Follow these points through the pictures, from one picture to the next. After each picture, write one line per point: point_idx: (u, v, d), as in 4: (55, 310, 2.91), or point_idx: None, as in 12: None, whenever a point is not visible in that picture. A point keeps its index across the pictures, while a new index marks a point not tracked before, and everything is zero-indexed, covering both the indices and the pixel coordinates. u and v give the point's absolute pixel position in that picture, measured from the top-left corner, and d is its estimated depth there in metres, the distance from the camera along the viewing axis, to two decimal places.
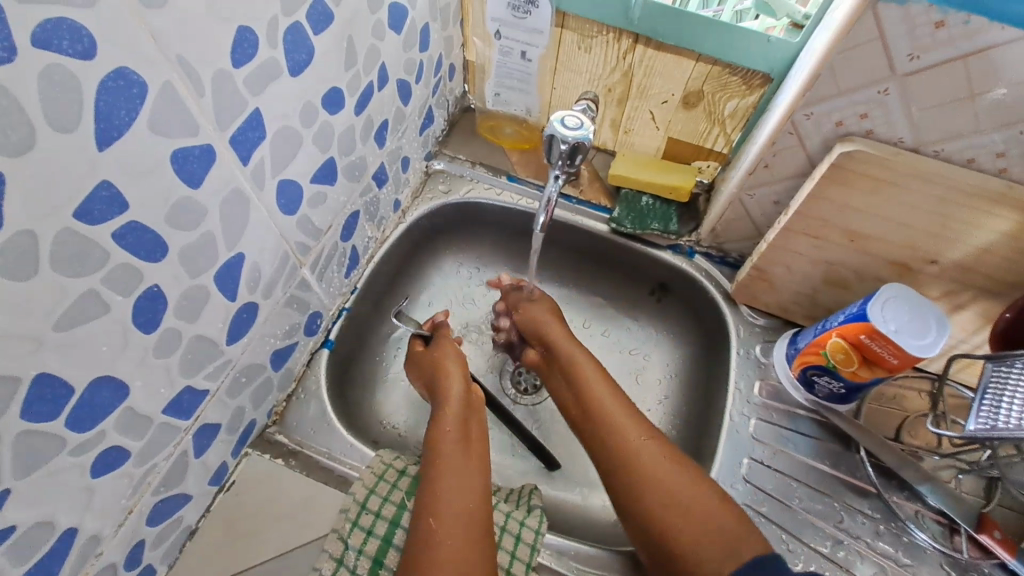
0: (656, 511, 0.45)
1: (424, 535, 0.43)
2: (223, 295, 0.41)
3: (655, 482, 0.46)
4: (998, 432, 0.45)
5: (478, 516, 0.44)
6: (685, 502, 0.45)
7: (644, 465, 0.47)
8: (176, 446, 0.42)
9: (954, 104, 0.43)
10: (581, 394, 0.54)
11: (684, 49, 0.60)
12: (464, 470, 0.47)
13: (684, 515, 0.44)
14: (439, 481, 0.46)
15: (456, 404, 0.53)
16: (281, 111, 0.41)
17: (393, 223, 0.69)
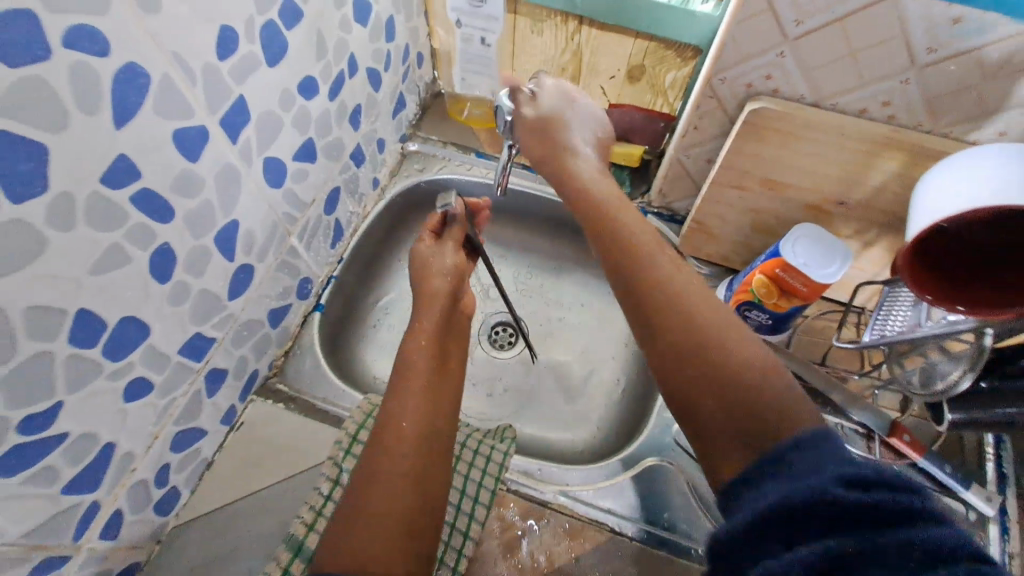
0: (687, 321, 0.40)
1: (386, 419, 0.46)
2: (223, 256, 0.49)
3: (689, 312, 0.41)
4: (882, 339, 0.51)
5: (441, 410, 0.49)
6: (732, 342, 0.39)
7: (690, 296, 0.42)
8: (190, 384, 0.50)
9: (838, 62, 0.50)
10: (613, 261, 0.47)
11: (623, 28, 0.66)
12: (422, 386, 0.49)
13: (727, 331, 0.39)
14: (405, 381, 0.50)
15: (434, 325, 0.56)
16: (262, 97, 0.48)
17: (373, 200, 0.77)
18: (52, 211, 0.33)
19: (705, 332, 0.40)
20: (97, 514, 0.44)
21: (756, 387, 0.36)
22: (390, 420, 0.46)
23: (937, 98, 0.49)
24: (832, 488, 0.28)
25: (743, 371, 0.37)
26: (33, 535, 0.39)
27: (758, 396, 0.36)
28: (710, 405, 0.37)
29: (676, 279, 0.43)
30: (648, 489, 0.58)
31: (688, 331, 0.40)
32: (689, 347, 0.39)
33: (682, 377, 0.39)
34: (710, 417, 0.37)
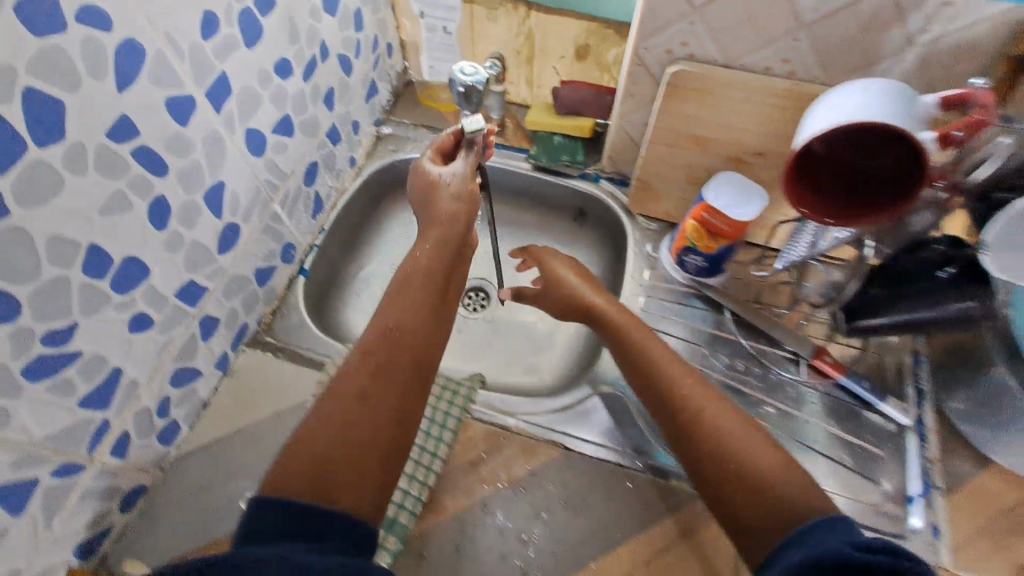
0: (709, 441, 0.48)
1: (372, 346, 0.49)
2: (212, 213, 0.57)
3: (710, 425, 0.49)
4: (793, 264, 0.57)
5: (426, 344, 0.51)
6: (744, 446, 0.47)
7: (709, 410, 0.50)
8: (186, 327, 0.58)
9: (740, 26, 0.56)
10: (646, 384, 0.56)
11: (566, 11, 0.75)
12: (415, 335, 0.51)
13: (735, 445, 0.47)
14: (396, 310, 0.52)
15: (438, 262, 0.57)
16: (242, 74, 0.56)
17: (350, 177, 0.84)
18: (68, 157, 0.41)
19: (728, 455, 0.47)
20: (108, 432, 0.51)
21: (745, 456, 0.46)
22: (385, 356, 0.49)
23: (828, 52, 0.56)
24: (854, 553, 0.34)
25: (737, 435, 0.48)
26: (56, 440, 0.46)
27: (757, 472, 0.45)
28: (725, 470, 0.46)
29: (693, 389, 0.52)
30: (599, 413, 0.66)
31: (712, 451, 0.48)
32: (709, 465, 0.47)
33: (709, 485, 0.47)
34: (742, 506, 0.44)
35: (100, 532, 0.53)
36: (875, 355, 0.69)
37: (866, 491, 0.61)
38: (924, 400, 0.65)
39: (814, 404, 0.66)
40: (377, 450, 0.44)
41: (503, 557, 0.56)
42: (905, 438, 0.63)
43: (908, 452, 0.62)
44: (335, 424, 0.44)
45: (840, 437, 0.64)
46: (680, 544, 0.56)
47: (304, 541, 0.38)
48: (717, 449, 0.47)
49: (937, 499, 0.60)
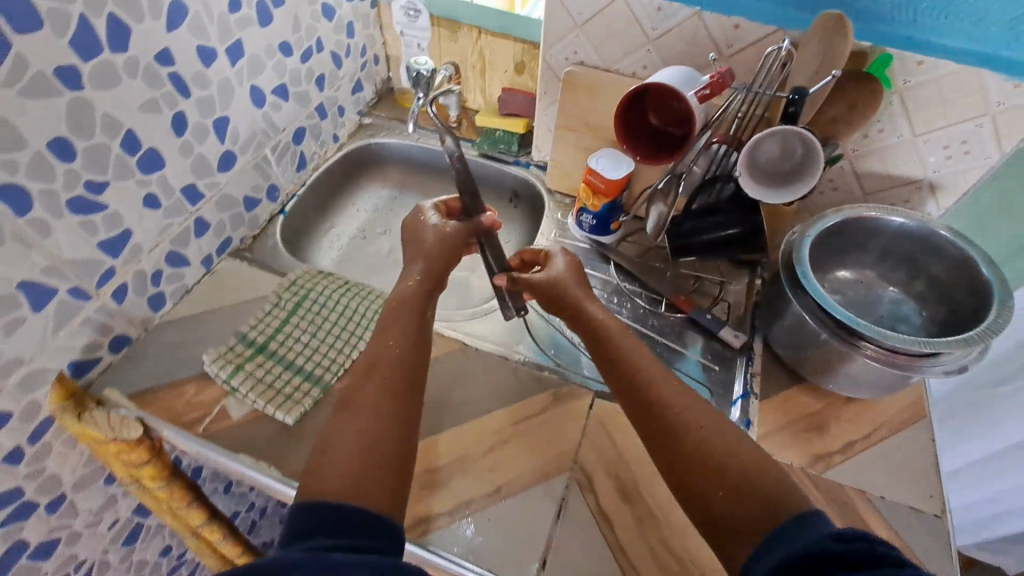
0: (688, 449, 0.52)
1: (362, 380, 0.55)
2: (216, 138, 0.77)
3: (689, 428, 0.53)
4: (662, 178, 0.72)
5: (402, 363, 0.57)
6: (718, 449, 0.51)
7: (687, 417, 0.53)
8: (185, 220, 0.76)
9: (609, 39, 0.80)
10: (628, 394, 0.58)
11: (504, 34, 0.98)
12: (397, 353, 0.58)
13: (709, 449, 0.51)
14: (387, 344, 0.59)
15: (425, 290, 0.65)
16: (253, 44, 0.78)
17: (334, 150, 1.05)
18: (127, 64, 0.61)
19: (704, 458, 0.50)
20: (114, 277, 0.67)
21: (708, 459, 0.50)
22: (379, 376, 0.55)
23: (672, 59, 0.78)
24: (825, 545, 0.40)
25: (713, 433, 0.52)
26: (78, 263, 0.62)
27: (731, 473, 0.49)
28: (698, 473, 0.50)
29: (670, 395, 0.55)
30: (495, 327, 0.82)
31: (694, 455, 0.51)
32: (691, 470, 0.51)
33: (689, 497, 0.50)
34: (719, 500, 0.48)
35: (92, 360, 0.68)
36: (726, 301, 0.85)
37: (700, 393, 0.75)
38: (756, 334, 0.81)
39: (669, 332, 0.82)
40: (384, 454, 0.50)
41: None
42: (736, 360, 0.79)
43: (737, 370, 0.78)
44: (345, 444, 0.50)
45: (688, 357, 0.80)
46: (542, 414, 0.70)
47: (342, 540, 0.44)
48: (692, 453, 0.51)
49: (753, 403, 0.74)
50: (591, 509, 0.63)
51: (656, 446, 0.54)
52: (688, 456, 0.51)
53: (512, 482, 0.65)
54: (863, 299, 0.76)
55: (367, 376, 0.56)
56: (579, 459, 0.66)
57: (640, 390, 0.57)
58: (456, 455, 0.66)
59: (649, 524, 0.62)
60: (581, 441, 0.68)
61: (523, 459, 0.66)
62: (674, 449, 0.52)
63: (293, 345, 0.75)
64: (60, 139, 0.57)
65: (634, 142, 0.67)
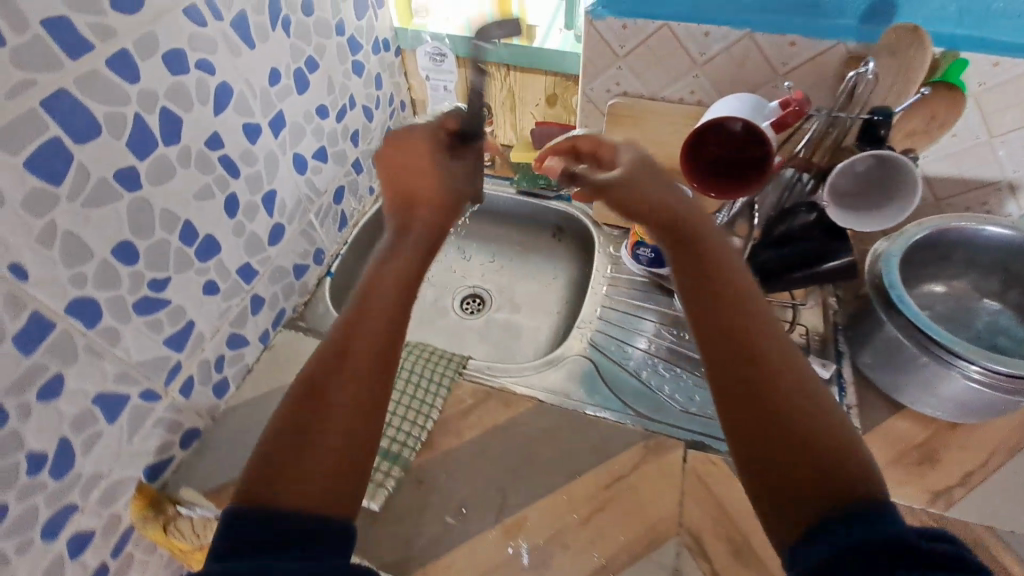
0: (774, 389, 0.41)
1: (354, 330, 0.47)
2: (265, 212, 0.74)
3: (778, 370, 0.42)
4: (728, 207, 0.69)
5: (394, 322, 0.49)
6: (810, 406, 0.41)
7: (773, 353, 0.43)
8: (241, 299, 0.73)
9: (654, 68, 0.77)
10: (700, 303, 0.47)
11: (534, 69, 0.96)
12: (388, 304, 0.49)
13: (801, 398, 0.41)
14: (371, 292, 0.50)
15: (421, 245, 0.55)
16: (293, 112, 0.76)
17: (370, 202, 1.03)
18: (180, 155, 0.59)
19: (790, 408, 0.40)
20: (179, 371, 0.65)
21: (794, 412, 0.40)
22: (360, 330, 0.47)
23: (723, 82, 0.75)
24: (919, 541, 0.32)
25: (806, 389, 0.42)
26: (146, 364, 0.60)
27: (818, 436, 0.39)
28: (785, 417, 0.40)
29: (754, 320, 0.45)
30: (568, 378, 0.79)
31: (783, 395, 0.41)
32: (771, 412, 0.40)
33: (755, 441, 0.40)
34: (794, 470, 0.38)
35: (164, 460, 0.66)
36: (803, 326, 0.81)
37: None
38: (842, 360, 0.77)
39: None
40: (359, 457, 0.43)
41: (489, 483, 0.67)
42: (827, 391, 0.75)
43: (830, 400, 0.74)
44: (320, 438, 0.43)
45: None
46: (634, 472, 0.67)
47: (279, 554, 0.37)
48: (772, 395, 0.41)
49: None
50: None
51: (734, 362, 0.43)
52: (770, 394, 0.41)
53: (618, 553, 0.61)
54: (956, 313, 0.72)
55: (361, 317, 0.48)
56: (684, 518, 0.63)
57: (722, 304, 0.46)
58: (554, 527, 0.63)
59: None
60: (683, 497, 0.64)
61: (625, 525, 0.62)
62: (752, 377, 0.42)
63: None
64: (124, 244, 0.55)
65: (697, 172, 0.63)
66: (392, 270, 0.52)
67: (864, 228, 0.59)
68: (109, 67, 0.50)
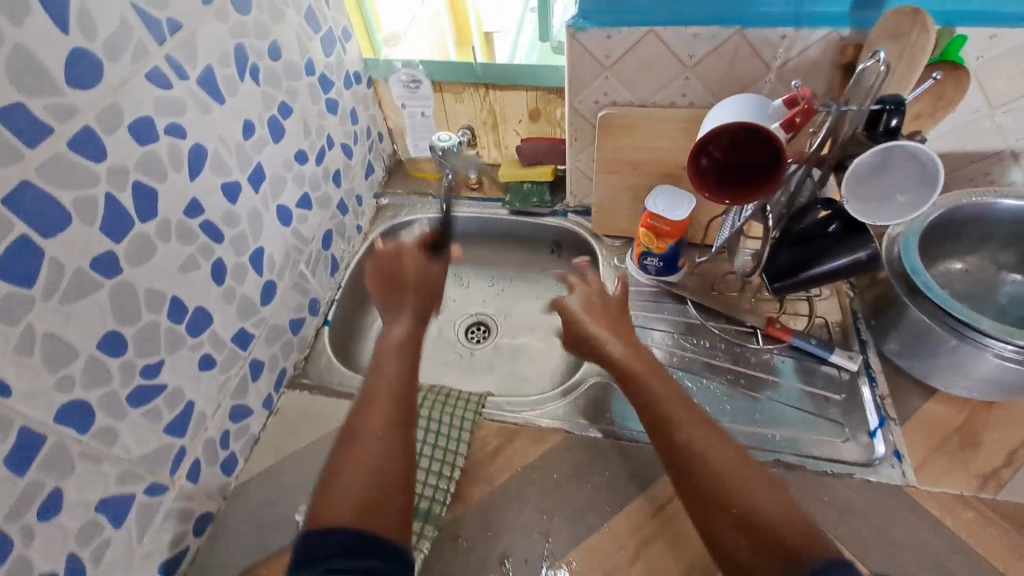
0: (724, 471, 0.52)
1: (394, 429, 0.56)
2: (255, 272, 0.70)
3: (724, 463, 0.52)
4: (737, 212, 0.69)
5: (403, 422, 0.57)
6: (756, 489, 0.50)
7: (715, 445, 0.54)
8: (240, 368, 0.69)
9: (642, 74, 0.75)
10: (652, 402, 0.59)
11: (514, 86, 0.93)
12: (401, 406, 0.58)
13: (744, 479, 0.51)
14: (401, 397, 0.59)
15: (412, 339, 0.66)
16: (272, 163, 0.72)
17: (359, 242, 0.99)
18: (160, 229, 0.55)
19: (743, 494, 0.50)
20: (185, 457, 0.61)
21: (760, 495, 0.50)
22: (402, 425, 0.57)
23: (714, 82, 0.73)
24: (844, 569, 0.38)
25: (749, 479, 0.51)
26: (147, 457, 0.56)
27: (769, 515, 0.48)
28: (739, 500, 0.49)
29: (695, 415, 0.57)
30: (593, 403, 0.75)
31: (738, 484, 0.50)
32: (732, 495, 0.50)
33: (723, 510, 0.49)
34: (751, 536, 0.47)
35: (178, 553, 0.61)
36: (823, 319, 0.80)
37: (834, 431, 0.69)
38: (868, 350, 0.76)
39: (777, 367, 0.76)
40: (399, 518, 0.50)
41: (527, 529, 0.63)
42: (858, 383, 0.73)
43: (863, 393, 0.72)
44: (351, 500, 0.50)
45: (789, 386, 0.74)
46: (677, 498, 0.64)
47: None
48: (722, 480, 0.51)
49: (894, 428, 0.68)
50: None
51: (699, 450, 0.53)
52: (725, 481, 0.51)
53: None
54: (977, 290, 0.70)
55: (375, 408, 0.57)
56: None
57: (668, 407, 0.58)
58: (605, 569, 0.60)
59: None
60: None
61: (677, 555, 0.60)
62: (702, 465, 0.52)
63: None
64: (109, 334, 0.50)
65: (710, 183, 0.62)
66: (397, 375, 0.61)
67: (881, 219, 0.58)
68: (72, 149, 0.46)
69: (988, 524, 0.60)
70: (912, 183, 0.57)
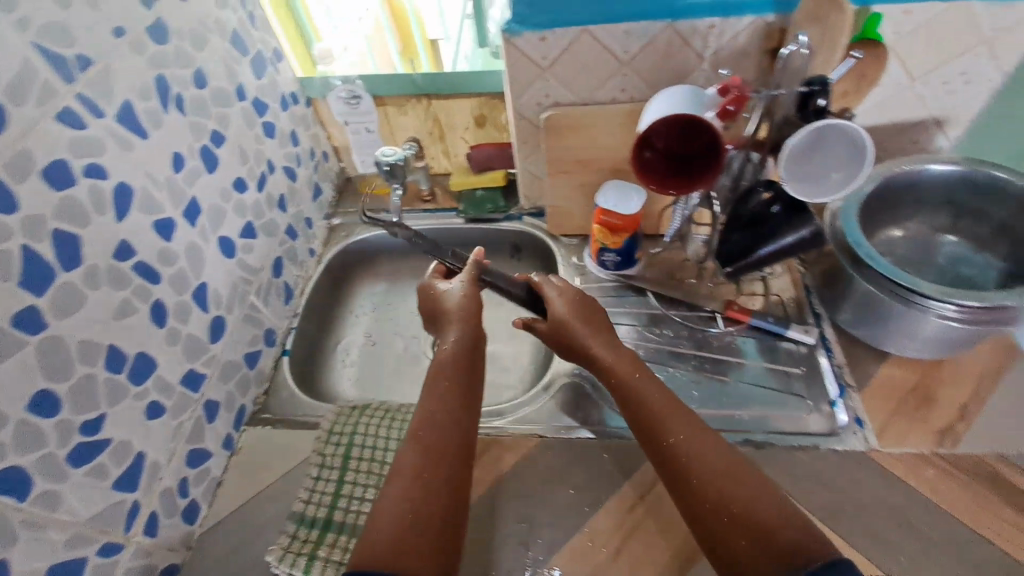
0: (728, 486, 0.49)
1: (417, 457, 0.53)
2: (200, 309, 0.68)
3: (728, 475, 0.50)
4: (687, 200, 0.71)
5: (445, 450, 0.53)
6: (761, 502, 0.48)
7: (716, 456, 0.52)
8: (193, 410, 0.66)
9: (580, 73, 0.75)
10: (648, 414, 0.58)
11: (457, 93, 0.92)
12: (448, 433, 0.55)
13: (752, 495, 0.48)
14: (440, 424, 0.55)
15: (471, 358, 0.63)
16: (207, 195, 0.70)
17: (313, 265, 0.95)
18: (87, 276, 0.52)
19: (747, 505, 0.48)
20: (139, 512, 0.58)
21: (758, 507, 0.47)
22: (440, 452, 0.53)
23: (650, 75, 0.74)
24: None
25: (755, 490, 0.49)
26: (96, 517, 0.53)
27: (774, 526, 0.46)
28: (739, 512, 0.48)
29: (697, 428, 0.55)
30: (564, 404, 0.75)
31: (739, 495, 0.49)
32: (732, 506, 0.48)
33: (725, 525, 0.48)
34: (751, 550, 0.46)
35: None
36: (778, 294, 0.82)
37: (798, 405, 0.70)
38: (822, 321, 0.78)
39: (739, 348, 0.77)
40: (424, 564, 0.45)
41: (507, 541, 0.62)
42: (816, 355, 0.75)
43: (821, 363, 0.74)
44: (375, 535, 0.47)
45: (754, 366, 0.76)
46: (653, 490, 0.64)
47: None
48: (726, 495, 0.49)
49: (854, 396, 0.70)
50: None
51: (694, 464, 0.52)
52: (724, 495, 0.49)
53: None
54: (918, 254, 0.73)
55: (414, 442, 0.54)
56: None
57: (669, 417, 0.56)
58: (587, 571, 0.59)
59: None
60: None
61: (657, 547, 0.60)
62: (704, 478, 0.51)
63: (359, 507, 0.65)
64: (38, 394, 0.47)
65: (653, 173, 0.62)
66: (444, 396, 0.58)
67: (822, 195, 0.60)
68: None
69: (949, 480, 0.62)
70: (844, 161, 0.59)
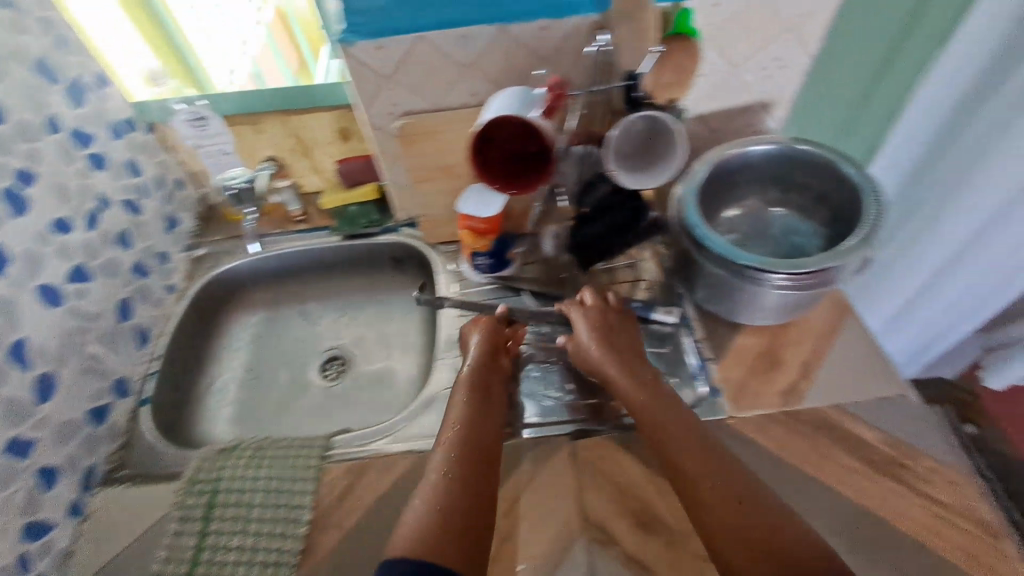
0: (764, 516, 0.51)
1: (462, 462, 0.58)
2: (14, 368, 0.61)
3: (767, 505, 0.52)
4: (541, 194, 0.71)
5: (476, 462, 0.59)
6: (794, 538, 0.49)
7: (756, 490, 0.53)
8: (19, 482, 0.59)
9: (424, 80, 0.74)
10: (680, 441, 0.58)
11: (313, 107, 0.88)
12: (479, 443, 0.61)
13: (786, 531, 0.49)
14: (473, 435, 0.61)
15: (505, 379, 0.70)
16: (16, 240, 0.63)
17: (173, 301, 0.89)
18: None
19: (782, 539, 0.49)
20: None
21: (789, 543, 0.48)
22: (474, 460, 0.59)
23: (493, 78, 0.75)
24: None
25: (789, 529, 0.50)
26: None
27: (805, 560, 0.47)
28: (773, 546, 0.48)
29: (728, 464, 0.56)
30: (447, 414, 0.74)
31: (779, 530, 0.50)
32: (768, 538, 0.49)
33: (755, 555, 0.48)
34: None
35: None
36: (644, 279, 0.85)
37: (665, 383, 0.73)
38: (684, 302, 0.82)
39: None
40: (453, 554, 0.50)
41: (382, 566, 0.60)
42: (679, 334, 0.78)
43: (684, 342, 0.78)
44: (415, 525, 0.52)
45: None
46: (529, 488, 0.64)
47: None
48: (763, 526, 0.50)
49: (712, 367, 0.74)
50: (621, 561, 0.57)
51: (729, 495, 0.53)
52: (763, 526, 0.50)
53: None
54: (757, 229, 0.79)
55: (455, 447, 0.60)
56: (586, 514, 0.61)
57: (701, 444, 0.57)
58: None
59: (680, 546, 0.59)
60: (580, 494, 0.63)
61: (533, 546, 0.59)
62: (739, 505, 0.52)
63: (223, 557, 0.60)
64: None
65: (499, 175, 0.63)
66: (478, 415, 0.64)
67: (650, 178, 0.63)
68: None
69: (795, 435, 0.67)
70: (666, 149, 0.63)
